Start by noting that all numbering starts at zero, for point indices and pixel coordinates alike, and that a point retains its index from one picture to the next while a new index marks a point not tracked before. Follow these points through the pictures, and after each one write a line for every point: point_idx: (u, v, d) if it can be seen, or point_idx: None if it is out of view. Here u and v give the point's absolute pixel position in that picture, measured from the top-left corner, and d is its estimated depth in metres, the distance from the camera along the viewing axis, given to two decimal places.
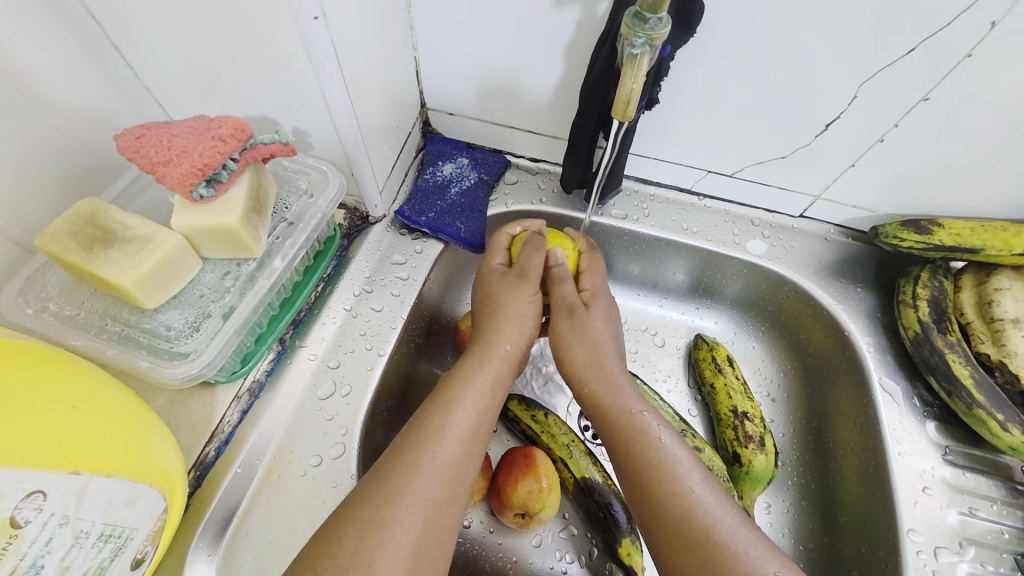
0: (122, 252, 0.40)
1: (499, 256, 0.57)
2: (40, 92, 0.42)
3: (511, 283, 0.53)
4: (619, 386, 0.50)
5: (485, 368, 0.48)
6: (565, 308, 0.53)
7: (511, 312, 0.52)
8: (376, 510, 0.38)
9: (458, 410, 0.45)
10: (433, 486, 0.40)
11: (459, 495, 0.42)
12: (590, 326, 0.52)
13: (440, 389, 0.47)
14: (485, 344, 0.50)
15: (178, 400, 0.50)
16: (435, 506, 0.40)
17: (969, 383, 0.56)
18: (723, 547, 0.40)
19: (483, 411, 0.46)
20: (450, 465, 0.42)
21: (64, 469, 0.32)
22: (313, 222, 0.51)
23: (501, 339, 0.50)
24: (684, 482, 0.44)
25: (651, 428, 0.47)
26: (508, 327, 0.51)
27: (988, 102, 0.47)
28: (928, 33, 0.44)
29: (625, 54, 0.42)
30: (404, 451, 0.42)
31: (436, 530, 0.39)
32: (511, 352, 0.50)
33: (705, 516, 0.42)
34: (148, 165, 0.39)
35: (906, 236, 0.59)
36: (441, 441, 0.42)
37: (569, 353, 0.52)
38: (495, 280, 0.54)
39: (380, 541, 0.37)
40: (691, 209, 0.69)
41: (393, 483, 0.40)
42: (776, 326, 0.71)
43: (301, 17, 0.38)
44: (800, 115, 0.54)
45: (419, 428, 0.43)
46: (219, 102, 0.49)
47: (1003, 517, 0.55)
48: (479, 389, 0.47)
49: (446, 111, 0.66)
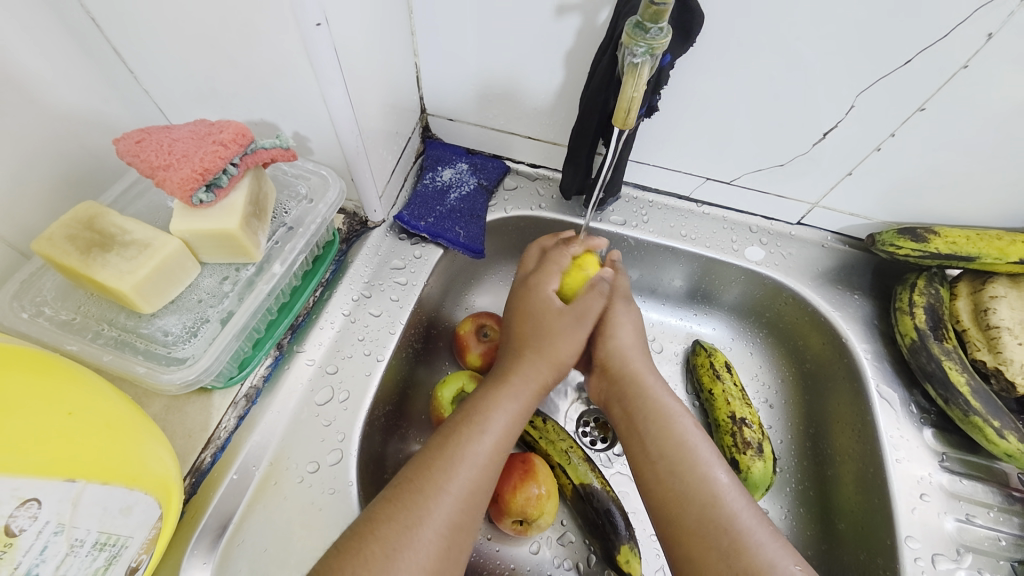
0: (121, 256, 0.40)
1: (554, 283, 0.54)
2: (39, 94, 0.42)
3: (569, 324, 0.52)
4: (642, 384, 0.50)
5: (517, 400, 0.48)
6: (622, 297, 0.56)
7: (561, 352, 0.51)
8: (397, 528, 0.38)
9: (487, 437, 0.45)
10: (455, 510, 0.41)
11: (476, 516, 0.42)
12: (628, 322, 0.55)
13: (469, 412, 0.47)
14: (523, 359, 0.51)
15: (174, 406, 0.49)
16: (455, 529, 0.40)
17: (966, 390, 0.56)
18: (746, 536, 0.41)
19: (510, 435, 0.47)
20: (473, 490, 0.42)
21: (60, 477, 0.31)
22: (312, 226, 0.51)
23: (542, 370, 0.50)
24: (708, 476, 0.44)
25: (674, 424, 0.47)
26: (552, 366, 0.51)
27: (982, 111, 0.48)
28: (925, 44, 0.44)
29: (625, 64, 0.42)
30: (427, 471, 0.42)
31: (455, 552, 0.40)
32: (548, 385, 0.51)
33: (730, 504, 0.42)
34: (148, 169, 0.39)
35: (902, 244, 0.59)
36: (467, 466, 0.43)
37: (614, 333, 0.54)
38: (550, 314, 0.53)
39: (403, 563, 0.37)
40: (690, 215, 0.69)
41: (418, 502, 0.40)
42: (774, 332, 0.71)
43: (303, 23, 0.38)
44: (798, 125, 0.54)
45: (441, 447, 0.44)
46: (220, 106, 0.49)
47: (998, 524, 0.55)
48: (506, 415, 0.47)
49: (446, 116, 0.66)
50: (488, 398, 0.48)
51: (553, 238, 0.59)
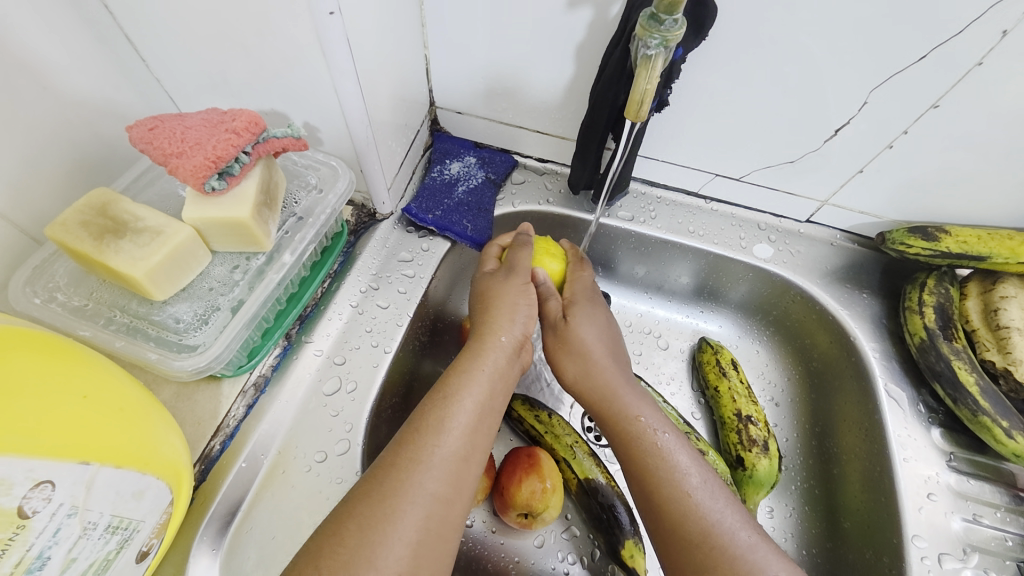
0: (134, 243, 0.40)
1: (491, 263, 0.57)
2: (53, 81, 0.42)
3: (501, 278, 0.54)
4: (620, 389, 0.51)
5: (491, 367, 0.48)
6: (549, 325, 0.55)
7: (505, 300, 0.52)
8: (378, 506, 0.38)
9: (462, 408, 0.44)
10: (435, 482, 0.40)
11: (460, 493, 0.42)
12: (575, 327, 0.54)
13: (441, 382, 0.47)
14: (481, 338, 0.50)
15: (184, 394, 0.49)
16: (436, 502, 0.40)
17: (975, 390, 0.56)
18: (724, 549, 0.40)
19: (484, 406, 0.46)
20: (453, 462, 0.42)
21: (74, 459, 0.31)
22: (322, 217, 0.51)
23: (497, 331, 0.50)
24: (684, 483, 0.44)
25: (650, 431, 0.47)
26: (502, 317, 0.51)
27: (996, 109, 0.47)
28: (941, 40, 0.44)
29: (640, 55, 0.42)
30: (406, 450, 0.42)
31: (437, 526, 0.39)
32: (508, 343, 0.50)
33: (707, 516, 0.42)
34: (161, 157, 0.39)
35: (913, 242, 0.59)
36: (443, 436, 0.42)
37: (556, 366, 0.54)
38: (490, 282, 0.54)
39: (382, 539, 0.37)
40: (698, 212, 0.69)
41: (398, 479, 0.40)
42: (781, 330, 0.71)
43: (316, 12, 0.38)
44: (809, 122, 0.54)
45: (422, 425, 0.43)
46: (231, 96, 0.49)
47: (1006, 524, 0.55)
48: (482, 386, 0.47)
49: (454, 110, 0.66)
50: (458, 368, 0.48)
51: (508, 236, 0.59)
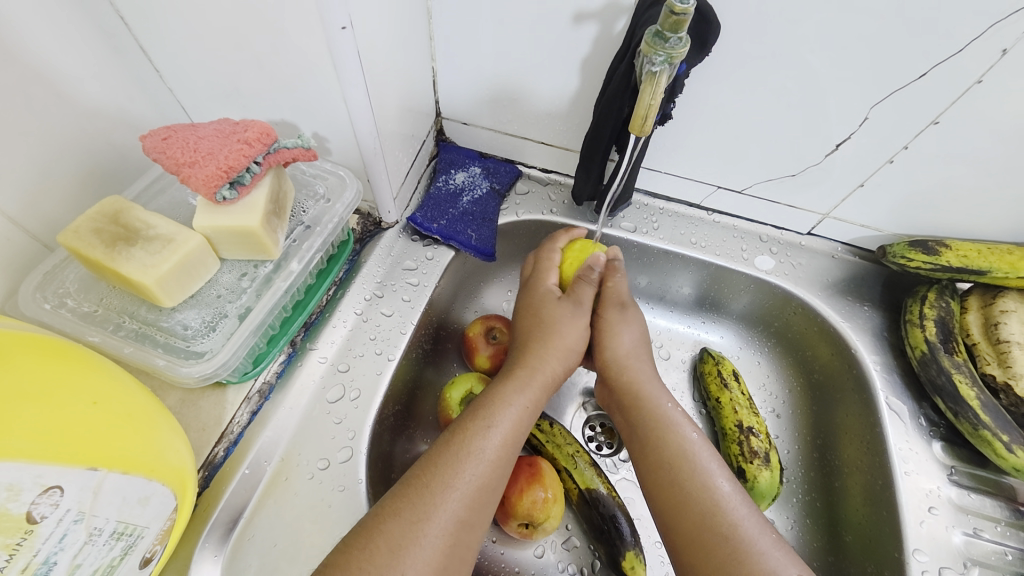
0: (145, 250, 0.41)
1: (553, 277, 0.57)
2: (68, 90, 0.43)
3: (567, 311, 0.53)
4: (648, 382, 0.51)
5: (525, 392, 0.48)
6: (616, 302, 0.54)
7: (561, 342, 0.52)
8: (404, 523, 0.39)
9: (495, 431, 0.45)
10: (462, 506, 0.41)
11: (482, 515, 0.42)
12: (632, 325, 0.54)
13: (478, 406, 0.47)
14: (528, 366, 0.50)
15: (189, 400, 0.50)
16: (462, 524, 0.40)
17: (976, 404, 0.56)
18: (749, 544, 0.41)
19: (518, 431, 0.47)
20: (481, 486, 0.42)
21: (83, 465, 0.32)
22: (329, 225, 0.52)
23: (547, 368, 0.51)
24: (711, 479, 0.44)
25: (679, 427, 0.48)
26: (553, 358, 0.51)
27: (995, 126, 0.48)
28: (940, 58, 0.45)
29: (644, 71, 0.42)
30: (433, 467, 0.42)
31: (461, 548, 0.40)
32: (553, 382, 0.51)
33: (731, 514, 0.42)
34: (173, 166, 0.40)
35: (913, 256, 0.60)
36: (476, 462, 0.43)
37: (613, 339, 0.53)
38: (550, 305, 0.54)
39: (409, 558, 0.37)
40: (701, 223, 0.69)
41: (425, 497, 0.40)
42: (782, 341, 0.71)
43: (329, 26, 0.38)
44: (810, 136, 0.55)
45: (446, 443, 0.44)
46: (242, 106, 0.50)
47: (1006, 539, 0.55)
48: (515, 410, 0.47)
49: (460, 120, 0.67)
50: (497, 392, 0.48)
51: (568, 237, 0.59)
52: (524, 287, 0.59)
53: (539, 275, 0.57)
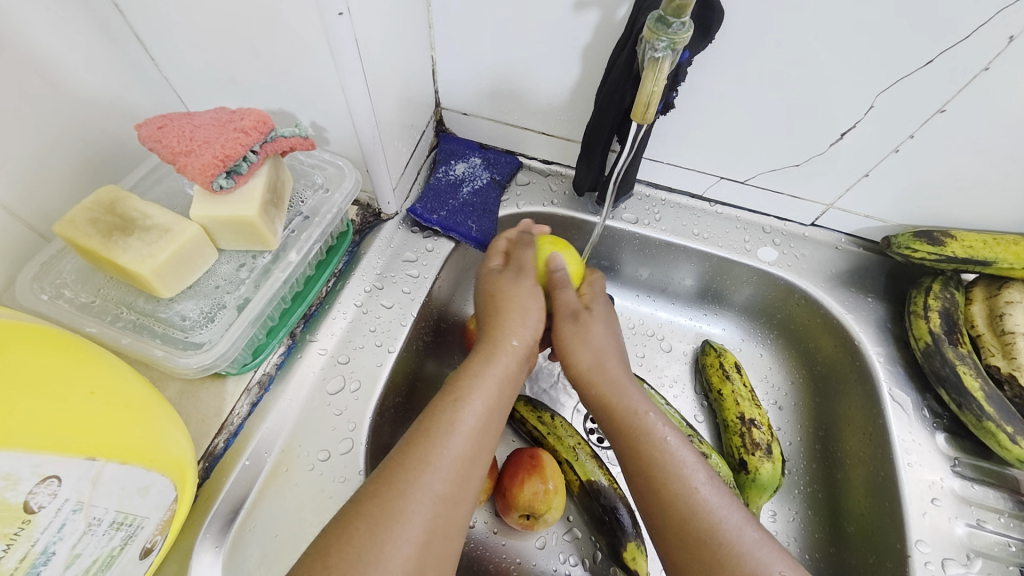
0: (142, 240, 0.40)
1: (497, 260, 0.57)
2: (63, 79, 0.42)
3: (511, 279, 0.54)
4: (625, 387, 0.50)
5: (496, 367, 0.48)
6: (567, 314, 0.53)
7: (515, 303, 0.53)
8: (384, 504, 0.38)
9: (468, 407, 0.45)
10: (442, 483, 0.40)
11: (466, 491, 0.42)
12: (589, 333, 0.53)
13: (450, 384, 0.47)
14: (492, 340, 0.50)
15: (189, 391, 0.50)
16: (443, 503, 0.40)
17: (980, 395, 0.55)
18: (729, 547, 0.40)
19: (493, 405, 0.46)
20: (459, 462, 0.42)
21: (82, 455, 0.31)
22: (328, 216, 0.51)
23: (509, 334, 0.51)
24: (688, 482, 0.44)
25: (657, 428, 0.47)
26: (513, 319, 0.52)
27: (1002, 114, 0.47)
28: (947, 45, 0.44)
29: (647, 58, 0.42)
30: (412, 449, 0.42)
31: (442, 528, 0.39)
32: (518, 348, 0.51)
33: (713, 513, 0.42)
34: (169, 155, 0.40)
35: (918, 247, 0.59)
36: (452, 438, 0.43)
37: (573, 355, 0.52)
38: (497, 285, 0.55)
39: (388, 538, 0.37)
40: (703, 215, 0.69)
41: (406, 479, 0.40)
42: (785, 333, 0.71)
43: (325, 12, 0.38)
44: (814, 126, 0.54)
45: (426, 425, 0.43)
46: (239, 96, 0.49)
47: (1010, 530, 0.54)
48: (488, 387, 0.47)
49: (460, 111, 0.66)
50: (467, 369, 0.48)
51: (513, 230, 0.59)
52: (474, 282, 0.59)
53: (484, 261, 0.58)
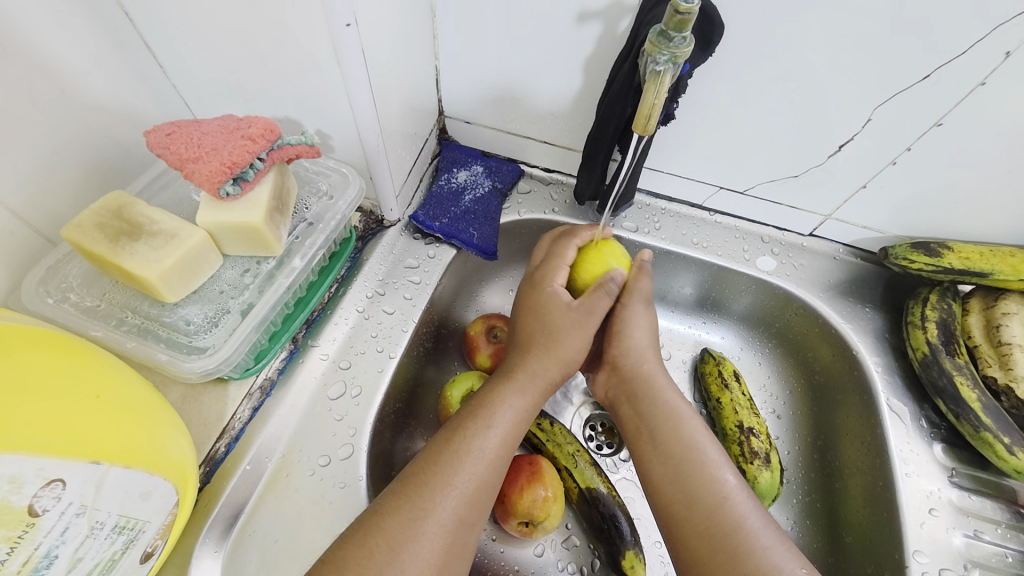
0: (148, 245, 0.41)
1: (564, 277, 0.53)
2: (73, 85, 0.43)
3: (578, 319, 0.50)
4: (658, 382, 0.50)
5: (524, 394, 0.48)
6: (642, 299, 0.53)
7: (568, 347, 0.49)
8: (404, 523, 0.39)
9: (493, 432, 0.45)
10: (460, 504, 0.41)
11: (481, 513, 0.42)
12: (645, 323, 0.53)
13: (475, 406, 0.47)
14: (525, 368, 0.49)
15: (190, 395, 0.50)
16: (460, 523, 0.40)
17: (977, 406, 0.56)
18: (751, 539, 0.41)
19: (515, 435, 0.46)
20: (478, 486, 0.42)
21: (86, 459, 0.32)
22: (332, 223, 0.52)
23: (547, 368, 0.49)
24: (715, 474, 0.44)
25: (683, 423, 0.48)
26: (553, 362, 0.49)
27: (996, 128, 0.48)
28: (943, 60, 0.45)
29: (648, 71, 0.42)
30: (432, 467, 0.42)
31: (460, 545, 0.40)
32: (552, 381, 0.50)
33: (735, 509, 0.42)
34: (177, 161, 0.40)
35: (916, 257, 0.60)
36: (474, 461, 0.43)
37: (629, 333, 0.52)
38: (558, 311, 0.50)
39: (409, 557, 0.38)
40: (702, 224, 0.69)
41: (426, 496, 0.40)
42: (783, 342, 0.71)
43: (333, 22, 0.38)
44: (812, 138, 0.55)
45: (449, 438, 0.44)
46: (246, 103, 0.50)
47: (1006, 541, 0.55)
48: (511, 414, 0.46)
49: (463, 119, 0.67)
50: (495, 392, 0.48)
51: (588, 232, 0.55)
52: (528, 288, 0.54)
53: (548, 274, 0.54)
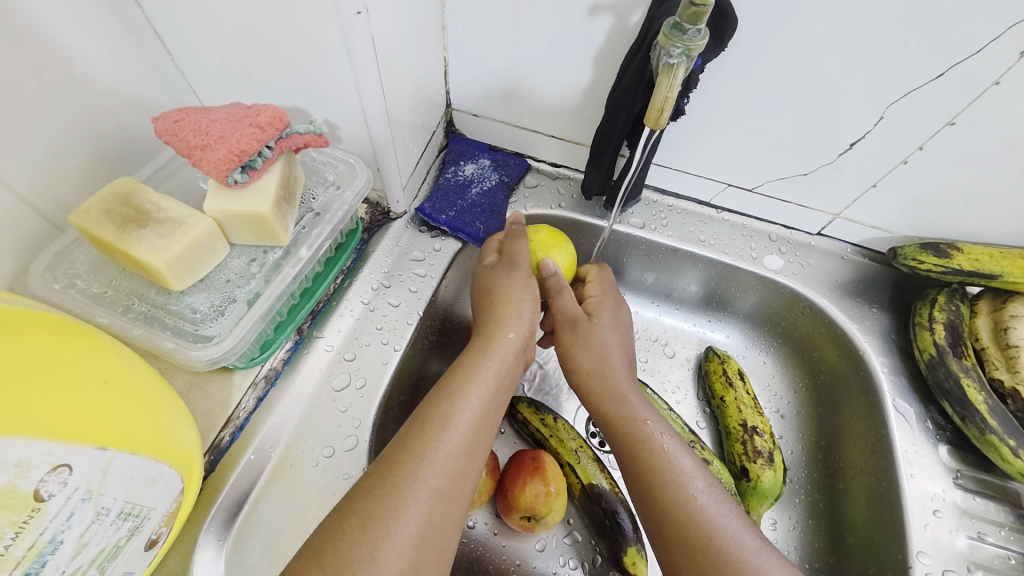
0: (156, 232, 0.41)
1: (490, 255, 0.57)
2: (80, 70, 0.43)
3: (504, 273, 0.54)
4: (625, 395, 0.50)
5: (490, 363, 0.48)
6: (568, 321, 0.54)
7: (510, 296, 0.52)
8: (381, 501, 0.38)
9: (465, 403, 0.45)
10: (438, 478, 0.41)
11: (462, 487, 0.42)
12: (591, 342, 0.53)
13: (446, 380, 0.47)
14: (488, 335, 0.50)
15: (196, 384, 0.50)
16: (439, 498, 0.40)
17: (983, 408, 0.56)
18: (727, 553, 0.40)
19: (490, 403, 0.46)
20: (455, 457, 0.42)
21: (92, 444, 0.32)
22: (339, 213, 0.51)
23: (507, 327, 0.51)
24: (687, 490, 0.44)
25: (656, 436, 0.47)
26: (508, 311, 0.52)
27: (1009, 129, 0.48)
28: (958, 59, 0.44)
29: (661, 64, 0.42)
30: (407, 445, 0.42)
31: (438, 522, 0.40)
32: (516, 340, 0.50)
33: (706, 526, 0.42)
34: (185, 148, 0.40)
35: (925, 259, 0.59)
36: (447, 432, 0.43)
37: (575, 356, 0.53)
38: (493, 279, 0.54)
39: (386, 532, 0.37)
40: (710, 221, 0.69)
41: (400, 472, 0.40)
42: (788, 342, 0.71)
43: (344, 11, 0.38)
44: (823, 136, 0.54)
45: (421, 421, 0.44)
46: (254, 92, 0.49)
47: (1010, 543, 0.54)
48: (485, 385, 0.47)
49: (470, 112, 0.67)
50: (463, 363, 0.48)
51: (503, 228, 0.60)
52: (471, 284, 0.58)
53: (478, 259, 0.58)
